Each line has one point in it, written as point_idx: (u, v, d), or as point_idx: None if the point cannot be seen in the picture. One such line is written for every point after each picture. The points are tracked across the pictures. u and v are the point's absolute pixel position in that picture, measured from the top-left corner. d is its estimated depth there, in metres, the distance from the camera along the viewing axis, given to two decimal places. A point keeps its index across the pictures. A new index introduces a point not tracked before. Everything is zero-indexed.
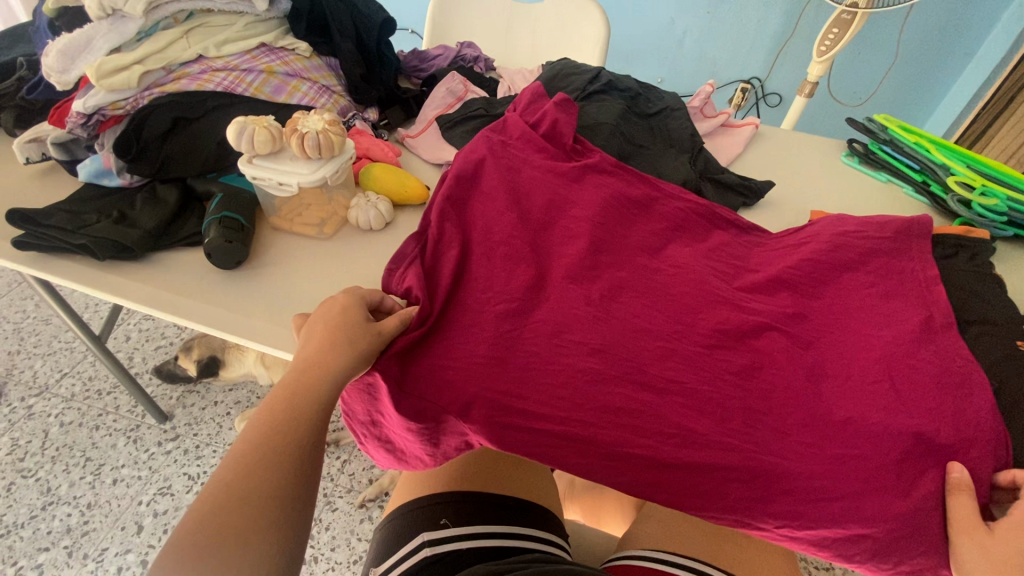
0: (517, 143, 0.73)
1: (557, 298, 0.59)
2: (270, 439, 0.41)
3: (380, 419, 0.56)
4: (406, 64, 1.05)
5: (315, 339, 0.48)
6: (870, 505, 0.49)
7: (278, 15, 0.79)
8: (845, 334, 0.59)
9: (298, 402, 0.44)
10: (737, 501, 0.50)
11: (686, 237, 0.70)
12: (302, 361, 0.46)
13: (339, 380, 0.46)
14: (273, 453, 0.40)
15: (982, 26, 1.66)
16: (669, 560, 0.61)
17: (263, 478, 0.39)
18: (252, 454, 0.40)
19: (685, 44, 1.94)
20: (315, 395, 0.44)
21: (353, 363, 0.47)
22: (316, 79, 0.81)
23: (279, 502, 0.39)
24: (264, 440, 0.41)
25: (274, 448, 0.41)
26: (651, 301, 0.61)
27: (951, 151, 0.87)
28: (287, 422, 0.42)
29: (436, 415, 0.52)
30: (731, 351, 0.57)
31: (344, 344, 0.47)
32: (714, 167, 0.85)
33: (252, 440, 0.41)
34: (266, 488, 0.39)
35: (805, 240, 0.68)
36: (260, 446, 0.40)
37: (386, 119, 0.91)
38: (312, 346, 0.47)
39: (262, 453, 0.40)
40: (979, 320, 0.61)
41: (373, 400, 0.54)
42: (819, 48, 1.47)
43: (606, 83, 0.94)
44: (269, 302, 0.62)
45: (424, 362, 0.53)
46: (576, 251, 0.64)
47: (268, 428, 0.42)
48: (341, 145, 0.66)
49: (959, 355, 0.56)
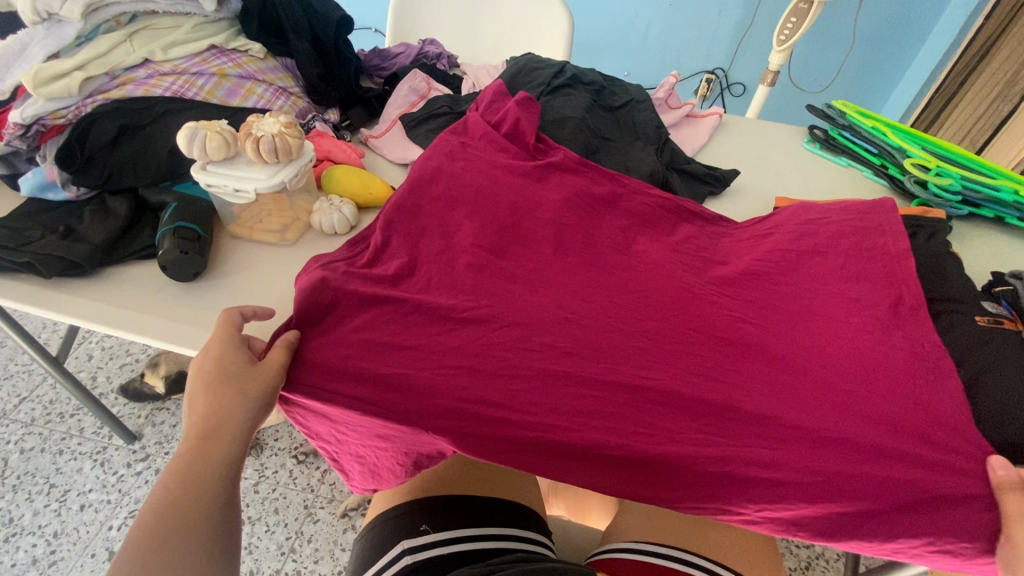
0: (478, 145, 0.74)
1: (526, 299, 0.59)
2: (172, 508, 0.41)
3: (339, 438, 0.59)
4: (367, 63, 1.02)
5: (199, 399, 0.47)
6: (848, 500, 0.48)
7: (228, 16, 0.76)
8: (816, 322, 0.60)
9: (198, 472, 0.44)
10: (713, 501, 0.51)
11: (653, 230, 0.70)
12: (192, 428, 0.46)
13: (237, 435, 0.47)
14: (180, 536, 0.40)
15: (934, 10, 1.72)
16: (671, 556, 0.60)
17: (172, 550, 0.40)
18: (155, 530, 0.40)
19: (650, 37, 1.95)
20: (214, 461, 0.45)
21: (252, 413, 0.48)
22: (271, 81, 0.78)
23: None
24: (163, 521, 0.41)
25: (181, 527, 0.41)
26: (622, 296, 0.61)
27: (906, 134, 0.89)
28: (186, 497, 0.42)
29: (399, 434, 0.53)
30: (701, 343, 0.58)
31: (229, 391, 0.47)
32: (680, 158, 0.86)
33: (155, 515, 0.41)
34: (176, 560, 0.39)
35: (769, 232, 0.70)
36: (163, 521, 0.41)
37: (348, 120, 0.88)
38: (198, 407, 0.47)
39: (167, 525, 0.40)
40: (941, 295, 0.63)
41: (332, 426, 0.57)
42: (779, 38, 1.51)
43: (571, 77, 0.94)
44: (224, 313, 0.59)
45: (389, 375, 0.51)
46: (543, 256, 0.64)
47: (164, 509, 0.41)
48: (299, 148, 0.64)
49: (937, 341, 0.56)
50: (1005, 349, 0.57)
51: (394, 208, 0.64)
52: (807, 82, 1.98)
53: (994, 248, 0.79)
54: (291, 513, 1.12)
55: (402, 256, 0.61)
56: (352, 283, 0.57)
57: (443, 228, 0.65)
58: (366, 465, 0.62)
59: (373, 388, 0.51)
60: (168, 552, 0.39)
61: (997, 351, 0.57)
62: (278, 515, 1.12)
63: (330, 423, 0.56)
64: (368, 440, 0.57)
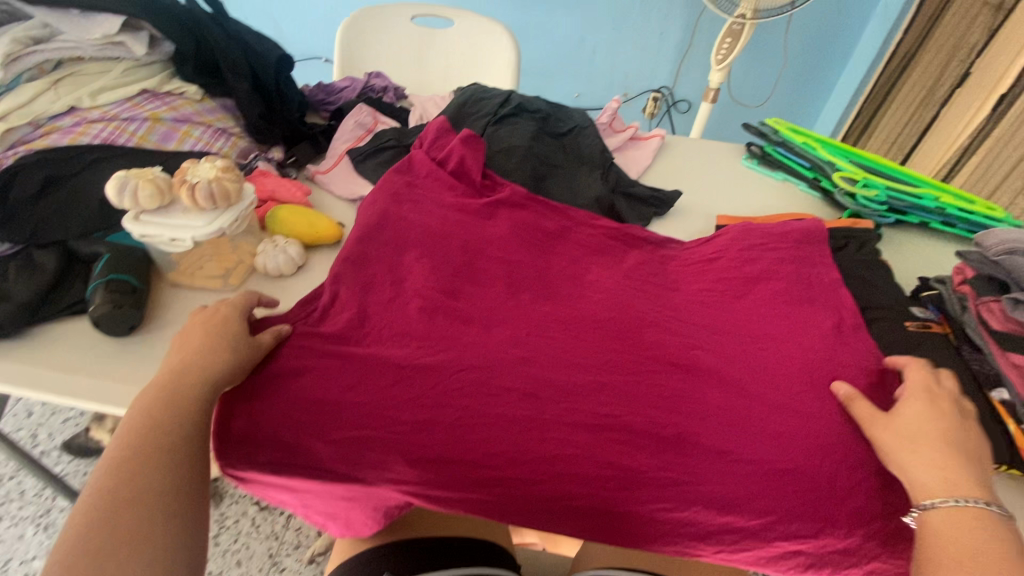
0: (424, 182, 0.77)
1: (479, 339, 0.60)
2: (150, 434, 0.45)
3: (307, 504, 0.56)
4: (312, 98, 1.01)
5: (193, 347, 0.52)
6: (801, 523, 0.49)
7: (161, 59, 0.75)
8: (762, 342, 0.61)
9: (174, 412, 0.46)
10: (675, 533, 0.51)
11: (600, 257, 0.74)
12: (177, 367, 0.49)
13: (216, 384, 0.50)
14: (144, 471, 0.42)
15: (856, 28, 1.85)
16: None
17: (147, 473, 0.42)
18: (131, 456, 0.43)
19: (596, 59, 2.01)
20: (190, 405, 0.47)
21: (234, 365, 0.52)
22: (209, 122, 0.76)
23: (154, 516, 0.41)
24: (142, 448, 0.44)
25: (157, 453, 0.44)
26: (574, 328, 0.63)
27: (834, 149, 0.95)
28: (162, 430, 0.45)
29: (362, 493, 0.52)
30: (652, 372, 0.59)
31: (214, 345, 0.52)
32: (625, 182, 0.88)
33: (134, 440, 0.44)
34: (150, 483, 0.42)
35: (714, 257, 0.73)
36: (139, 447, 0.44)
37: (294, 158, 0.86)
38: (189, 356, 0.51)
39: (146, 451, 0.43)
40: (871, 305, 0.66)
41: (297, 495, 0.54)
42: (717, 57, 1.59)
43: (516, 106, 0.96)
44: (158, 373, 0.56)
45: (343, 435, 0.51)
46: (495, 294, 0.66)
47: (138, 442, 0.43)
48: (239, 192, 0.63)
49: (876, 356, 0.59)
50: (936, 351, 0.60)
51: (343, 259, 0.65)
52: (747, 97, 2.07)
53: (919, 252, 0.84)
54: (255, 564, 1.07)
55: (352, 309, 0.61)
56: (299, 339, 0.57)
57: (395, 270, 0.66)
58: (340, 519, 0.58)
59: (328, 449, 0.50)
60: (142, 474, 0.42)
61: (928, 354, 0.60)
62: (241, 567, 1.07)
63: (293, 492, 0.53)
64: (334, 502, 0.54)
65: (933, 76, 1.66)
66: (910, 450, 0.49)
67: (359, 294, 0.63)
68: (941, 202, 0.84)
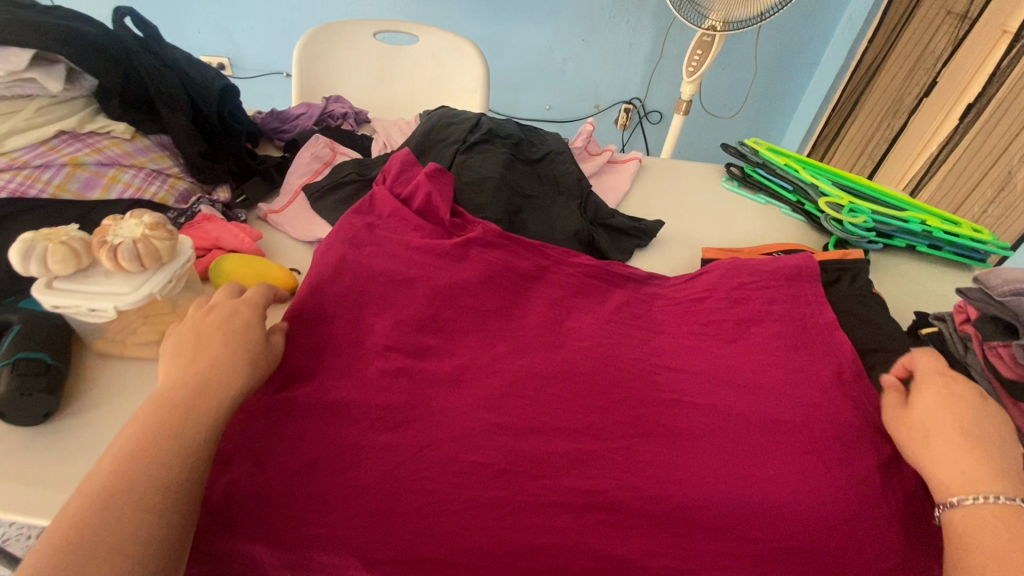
0: (387, 222, 0.70)
1: (451, 408, 0.54)
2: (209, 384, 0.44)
3: None
4: (265, 127, 0.94)
5: (212, 349, 0.47)
6: None
7: (83, 94, 0.66)
8: (758, 394, 0.57)
9: (183, 431, 0.40)
10: None
11: (579, 300, 0.69)
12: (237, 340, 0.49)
13: (232, 404, 0.44)
14: (138, 503, 0.36)
15: (822, 36, 1.85)
16: None
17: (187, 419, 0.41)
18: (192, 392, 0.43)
19: (566, 71, 1.97)
20: (200, 423, 0.41)
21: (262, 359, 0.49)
22: (142, 164, 0.68)
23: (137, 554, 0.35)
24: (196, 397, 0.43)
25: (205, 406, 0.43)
26: (555, 387, 0.58)
27: (817, 170, 0.92)
28: (170, 452, 0.39)
29: None
30: (642, 435, 0.54)
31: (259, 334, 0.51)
32: (604, 212, 0.84)
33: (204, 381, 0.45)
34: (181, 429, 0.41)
35: (702, 296, 0.68)
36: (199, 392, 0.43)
37: (243, 195, 0.79)
38: (203, 362, 0.46)
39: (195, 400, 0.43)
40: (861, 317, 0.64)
41: None
42: (688, 69, 1.56)
43: (487, 131, 0.90)
44: (76, 469, 0.49)
45: (295, 537, 0.44)
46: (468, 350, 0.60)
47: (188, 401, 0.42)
48: (172, 249, 0.55)
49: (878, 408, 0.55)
50: None
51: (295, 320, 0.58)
52: (719, 107, 2.07)
53: (908, 277, 0.81)
54: None
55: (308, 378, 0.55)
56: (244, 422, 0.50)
57: (356, 328, 0.60)
58: None
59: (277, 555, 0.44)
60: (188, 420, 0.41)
61: None
62: None
63: None
64: None
65: (902, 84, 1.67)
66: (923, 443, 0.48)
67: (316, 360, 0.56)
68: (927, 225, 0.82)
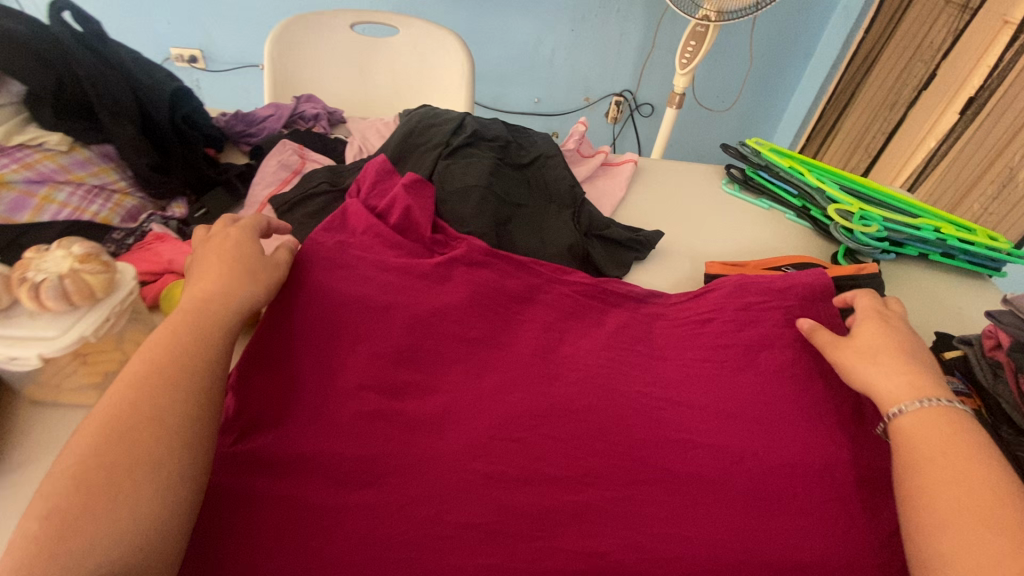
0: (362, 240, 0.64)
1: (433, 458, 0.48)
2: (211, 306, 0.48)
3: None
4: (229, 129, 0.86)
5: (216, 271, 0.51)
6: None
7: (11, 101, 0.59)
8: (771, 432, 0.52)
9: (199, 348, 0.45)
10: None
11: (574, 322, 0.63)
12: (234, 258, 0.53)
13: (238, 316, 0.49)
14: (166, 401, 0.40)
15: (818, 24, 1.79)
16: None
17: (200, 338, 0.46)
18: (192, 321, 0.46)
19: (555, 62, 1.90)
20: (211, 340, 0.46)
21: (265, 274, 0.54)
22: (81, 180, 0.61)
23: (176, 440, 0.39)
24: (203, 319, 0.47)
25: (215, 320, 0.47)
26: (549, 427, 0.52)
27: (823, 173, 0.87)
28: (198, 355, 0.45)
29: None
30: (643, 483, 0.49)
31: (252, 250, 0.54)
32: (599, 222, 0.78)
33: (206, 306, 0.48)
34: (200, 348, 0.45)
35: (707, 318, 0.63)
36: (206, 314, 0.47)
37: (203, 209, 0.71)
38: (212, 282, 0.50)
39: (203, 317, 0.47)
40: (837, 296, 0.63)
41: None
42: (682, 61, 1.49)
43: (472, 133, 0.83)
44: (0, 544, 0.42)
45: None
46: (452, 387, 0.54)
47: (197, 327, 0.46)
48: (109, 283, 0.48)
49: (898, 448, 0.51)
50: None
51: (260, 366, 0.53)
52: (713, 100, 2.01)
53: (922, 288, 0.76)
54: None
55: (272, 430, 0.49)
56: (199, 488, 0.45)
57: (324, 364, 0.53)
58: None
59: None
60: (207, 335, 0.46)
61: None
62: None
63: None
64: None
65: (899, 75, 1.62)
66: (872, 362, 0.52)
67: (280, 407, 0.51)
68: (941, 233, 0.78)
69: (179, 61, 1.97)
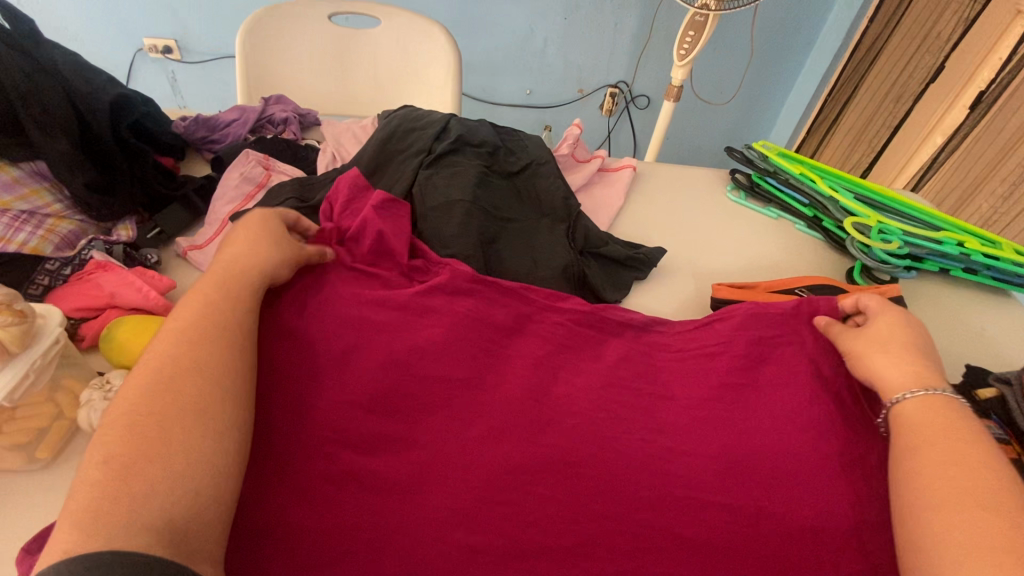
0: (331, 267, 0.57)
1: (407, 528, 0.42)
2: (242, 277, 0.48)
3: None
4: (190, 136, 0.78)
5: (248, 245, 0.51)
6: None
7: None
8: (789, 488, 0.46)
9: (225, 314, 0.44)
10: None
11: (567, 356, 0.57)
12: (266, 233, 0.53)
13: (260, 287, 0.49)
14: (196, 361, 0.40)
15: (820, 13, 1.72)
16: None
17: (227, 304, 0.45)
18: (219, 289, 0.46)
19: (547, 52, 1.81)
20: (231, 307, 0.45)
21: (291, 254, 0.53)
22: (7, 205, 0.53)
23: (210, 394, 0.39)
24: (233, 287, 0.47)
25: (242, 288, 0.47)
26: (539, 485, 0.46)
27: (835, 180, 0.81)
28: (230, 317, 0.44)
29: None
30: (647, 551, 0.43)
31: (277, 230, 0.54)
32: (595, 238, 0.71)
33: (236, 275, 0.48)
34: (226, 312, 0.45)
35: (715, 350, 0.57)
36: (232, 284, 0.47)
37: (157, 227, 0.64)
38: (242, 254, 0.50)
39: (232, 286, 0.47)
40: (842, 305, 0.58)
41: None
42: (680, 53, 1.41)
43: (456, 138, 0.75)
44: None
45: None
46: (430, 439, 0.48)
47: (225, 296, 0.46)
48: (28, 332, 0.41)
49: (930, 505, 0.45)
50: None
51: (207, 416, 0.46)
52: (712, 93, 1.93)
53: (943, 306, 0.71)
54: None
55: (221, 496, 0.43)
56: None
57: (285, 416, 0.47)
58: None
59: None
60: (235, 302, 0.46)
61: None
62: None
63: None
64: None
65: (904, 66, 1.56)
66: (882, 352, 0.52)
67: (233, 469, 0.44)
68: (964, 247, 0.72)
69: (153, 52, 1.86)
